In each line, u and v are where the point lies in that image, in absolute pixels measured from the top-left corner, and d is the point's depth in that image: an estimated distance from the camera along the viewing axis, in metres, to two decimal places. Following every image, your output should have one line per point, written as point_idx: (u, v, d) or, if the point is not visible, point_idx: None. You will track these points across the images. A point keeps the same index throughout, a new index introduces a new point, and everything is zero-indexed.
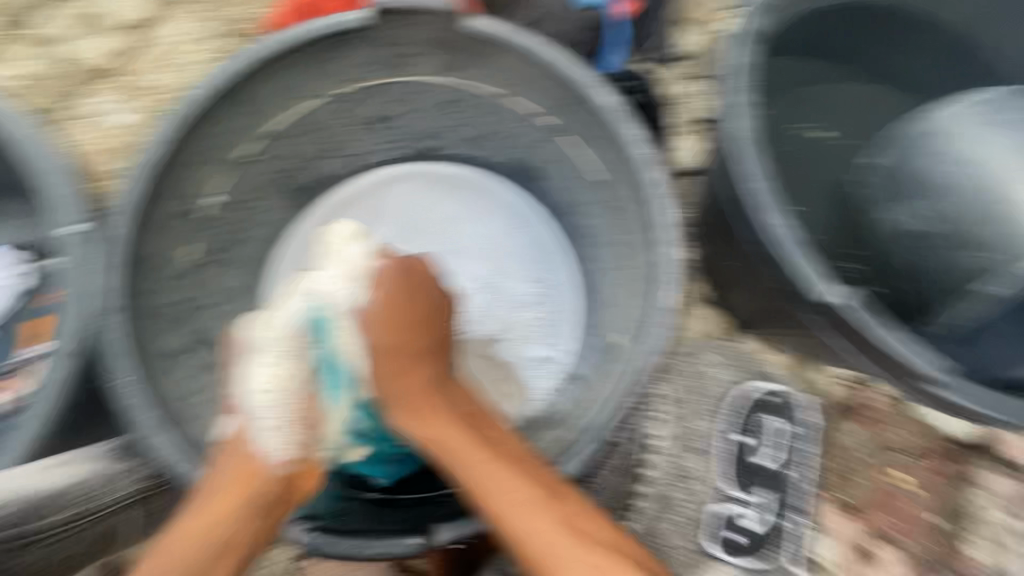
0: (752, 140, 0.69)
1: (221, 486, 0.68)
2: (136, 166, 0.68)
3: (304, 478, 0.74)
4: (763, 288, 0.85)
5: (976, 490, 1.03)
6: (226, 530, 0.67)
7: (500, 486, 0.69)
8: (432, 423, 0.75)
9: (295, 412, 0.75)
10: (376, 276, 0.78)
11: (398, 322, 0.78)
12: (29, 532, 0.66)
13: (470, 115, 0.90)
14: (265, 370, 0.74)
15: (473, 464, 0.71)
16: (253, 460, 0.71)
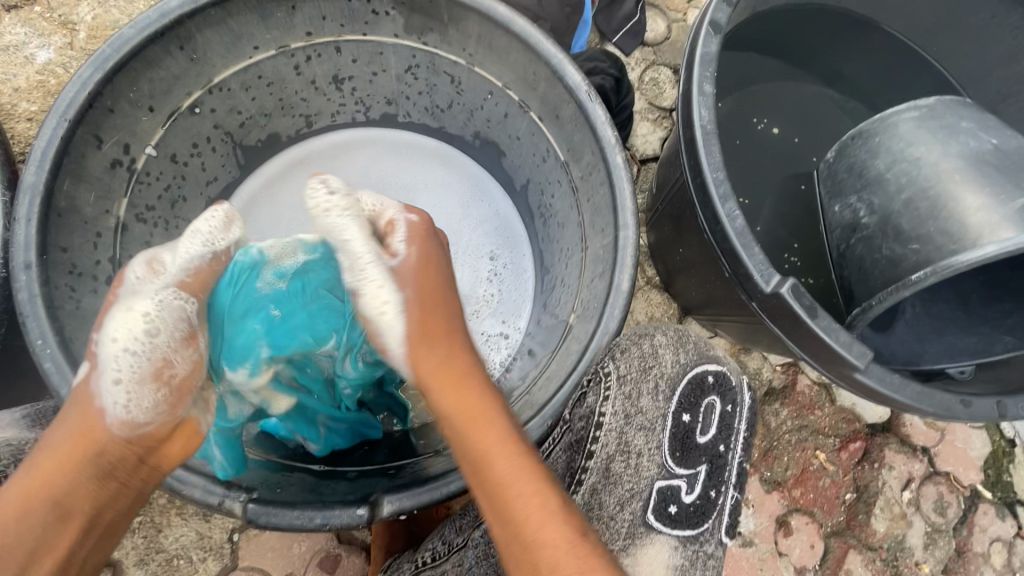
0: (707, 129, 0.71)
1: (58, 439, 0.52)
2: (53, 107, 0.61)
3: (172, 436, 0.55)
4: (709, 274, 0.89)
5: (879, 468, 1.14)
6: (61, 496, 0.51)
7: (524, 489, 0.53)
8: (468, 394, 0.57)
9: (155, 378, 0.53)
10: (410, 231, 0.63)
11: (430, 281, 0.61)
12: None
13: (429, 83, 0.87)
14: (122, 322, 0.52)
15: (499, 460, 0.54)
16: (93, 416, 0.52)
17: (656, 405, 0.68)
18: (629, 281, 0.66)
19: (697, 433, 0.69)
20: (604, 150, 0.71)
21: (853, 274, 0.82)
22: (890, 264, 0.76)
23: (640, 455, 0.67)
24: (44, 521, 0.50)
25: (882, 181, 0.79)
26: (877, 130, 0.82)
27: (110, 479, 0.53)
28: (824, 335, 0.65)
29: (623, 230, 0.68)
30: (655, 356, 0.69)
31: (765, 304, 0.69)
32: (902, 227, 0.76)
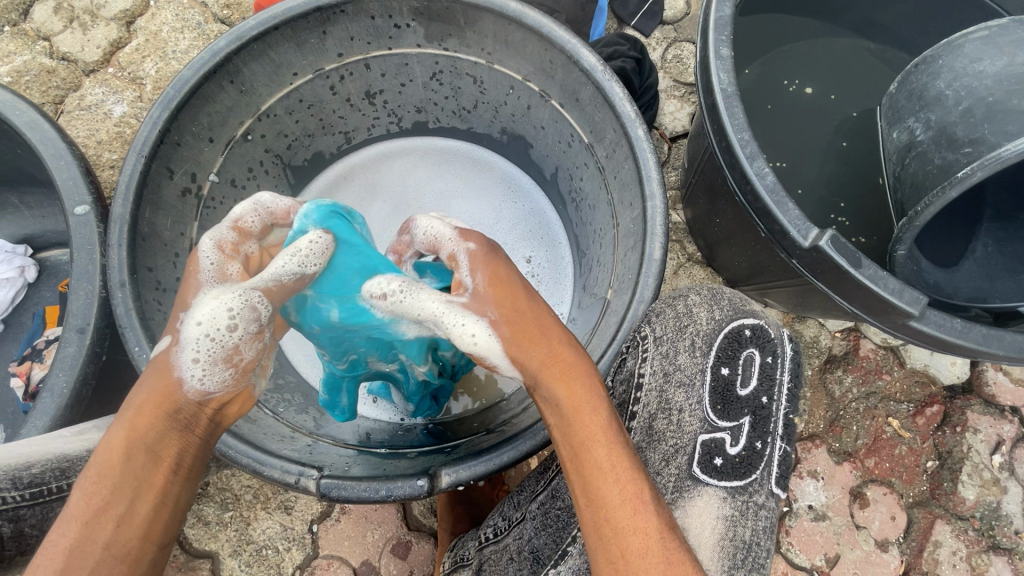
0: (728, 90, 0.71)
1: (136, 402, 0.54)
2: (132, 146, 0.70)
3: (236, 402, 0.59)
4: (748, 240, 0.88)
5: (962, 432, 1.06)
6: (152, 445, 0.52)
7: (620, 483, 0.51)
8: (578, 407, 0.54)
9: (230, 358, 0.57)
10: (470, 257, 0.63)
11: (509, 300, 0.60)
12: (58, 491, 0.59)
13: (453, 86, 0.92)
14: (209, 301, 0.57)
15: (600, 450, 0.52)
16: (172, 384, 0.55)
17: (694, 361, 0.65)
18: (661, 250, 0.67)
19: (737, 385, 0.63)
20: (624, 126, 0.72)
21: (908, 191, 0.80)
22: (943, 171, 0.74)
23: (681, 412, 0.63)
24: (139, 464, 0.51)
25: (942, 99, 0.75)
26: (942, 52, 0.76)
27: (190, 429, 0.55)
28: (870, 284, 0.63)
29: (650, 201, 0.69)
30: (689, 313, 0.66)
31: (805, 258, 0.68)
32: (956, 135, 0.73)
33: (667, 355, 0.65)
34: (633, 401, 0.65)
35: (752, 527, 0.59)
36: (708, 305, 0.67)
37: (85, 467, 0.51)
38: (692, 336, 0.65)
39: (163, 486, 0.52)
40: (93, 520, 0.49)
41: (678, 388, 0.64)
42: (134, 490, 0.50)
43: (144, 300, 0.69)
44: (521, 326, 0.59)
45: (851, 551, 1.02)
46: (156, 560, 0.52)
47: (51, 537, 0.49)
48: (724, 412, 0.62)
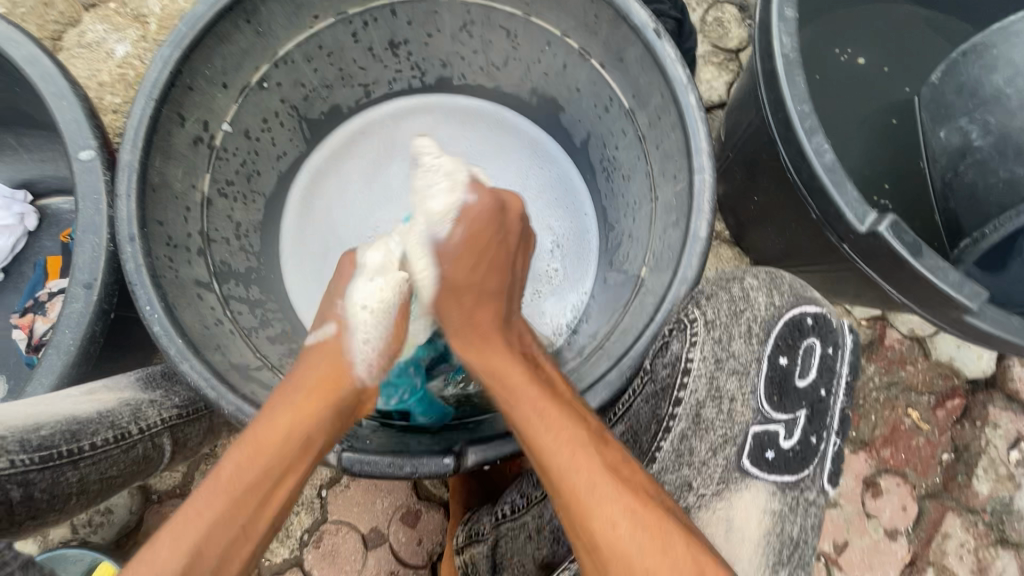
0: (790, 58, 0.65)
1: (308, 385, 0.61)
2: (142, 88, 0.64)
3: (374, 400, 0.65)
4: (786, 222, 0.84)
5: (982, 426, 1.05)
6: (310, 433, 0.58)
7: (554, 429, 0.56)
8: (495, 363, 0.63)
9: (390, 336, 0.69)
10: (463, 212, 0.71)
11: (472, 256, 0.70)
12: (68, 454, 0.56)
13: (484, 40, 0.85)
14: (369, 291, 0.68)
15: (546, 433, 0.55)
16: (340, 370, 0.63)
17: (749, 349, 0.62)
18: (707, 228, 0.63)
19: (796, 376, 0.61)
20: (675, 91, 0.67)
21: (962, 205, 0.74)
22: (1011, 186, 0.68)
23: (733, 401, 0.61)
24: (293, 452, 0.57)
25: (999, 99, 0.68)
26: (996, 41, 0.69)
27: (341, 418, 0.61)
28: (927, 274, 0.60)
29: (698, 174, 0.64)
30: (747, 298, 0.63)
31: (861, 244, 0.64)
32: (1023, 145, 0.67)
33: (717, 341, 0.62)
34: (679, 388, 0.61)
35: (799, 524, 0.60)
36: (768, 291, 0.63)
37: (241, 445, 0.55)
38: (749, 322, 0.62)
39: (306, 472, 0.58)
40: (246, 491, 0.54)
41: (730, 375, 0.62)
42: (284, 470, 0.56)
43: (156, 256, 0.64)
44: (459, 311, 0.69)
45: (859, 539, 1.02)
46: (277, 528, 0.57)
47: (195, 504, 0.53)
48: (780, 402, 0.61)
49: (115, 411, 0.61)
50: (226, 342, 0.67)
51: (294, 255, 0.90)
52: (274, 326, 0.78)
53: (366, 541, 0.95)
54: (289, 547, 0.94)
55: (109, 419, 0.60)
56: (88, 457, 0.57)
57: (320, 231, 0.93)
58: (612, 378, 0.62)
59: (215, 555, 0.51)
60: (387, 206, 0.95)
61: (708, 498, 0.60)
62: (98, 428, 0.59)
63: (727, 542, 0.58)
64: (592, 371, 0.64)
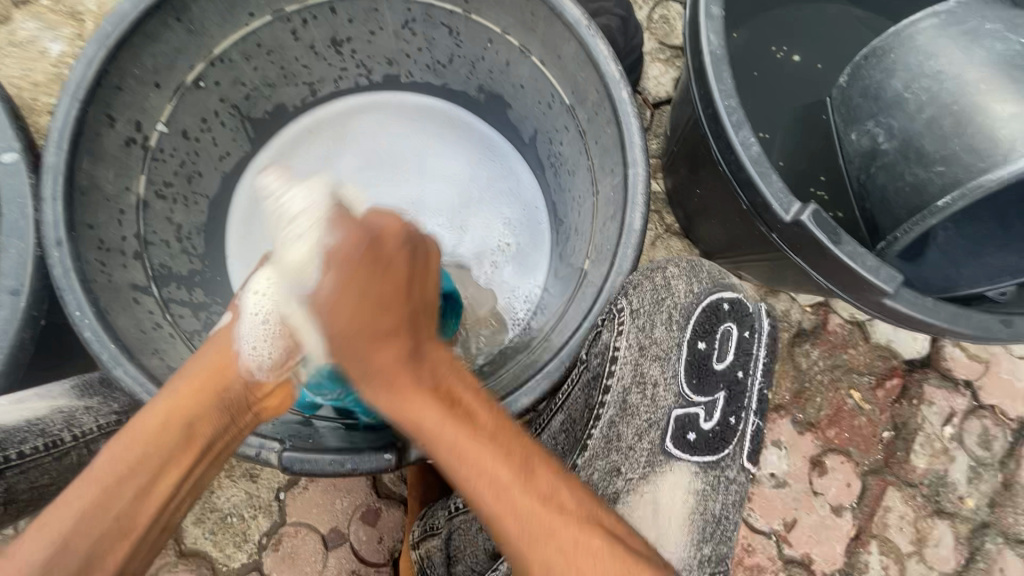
0: (716, 54, 0.67)
1: (195, 372, 0.58)
2: (64, 88, 0.62)
3: (273, 394, 0.61)
4: (726, 213, 0.87)
5: (918, 404, 1.11)
6: (192, 421, 0.55)
7: (478, 471, 0.48)
8: (407, 403, 0.52)
9: (277, 352, 0.61)
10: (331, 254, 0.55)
11: (360, 297, 0.53)
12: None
13: (427, 38, 0.86)
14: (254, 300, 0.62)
15: (474, 479, 0.48)
16: (229, 358, 0.59)
17: (670, 335, 0.66)
18: (641, 220, 0.65)
19: (713, 359, 0.66)
20: (608, 87, 0.68)
21: (877, 208, 0.76)
22: (917, 190, 0.71)
23: (656, 386, 0.64)
24: (174, 441, 0.54)
25: (901, 102, 0.72)
26: (893, 45, 0.74)
27: (230, 414, 0.58)
28: (849, 261, 0.63)
29: (632, 168, 0.66)
30: (668, 286, 0.66)
31: (786, 233, 0.67)
32: (924, 149, 0.70)
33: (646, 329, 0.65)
34: (607, 375, 0.63)
35: (721, 501, 0.65)
36: (688, 279, 0.66)
37: (115, 444, 0.53)
38: (669, 310, 0.66)
39: (191, 464, 0.55)
40: (118, 481, 0.51)
41: (654, 361, 0.64)
42: (162, 462, 0.54)
43: (86, 261, 0.62)
44: (357, 347, 0.53)
45: (807, 516, 1.06)
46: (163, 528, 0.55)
47: (71, 493, 0.51)
48: (699, 386, 0.65)
49: (46, 418, 0.59)
50: (164, 346, 0.66)
51: (241, 254, 0.89)
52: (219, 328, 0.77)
53: (325, 542, 0.94)
54: (247, 551, 0.93)
55: (40, 427, 0.58)
56: (15, 467, 0.56)
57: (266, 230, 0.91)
58: (552, 369, 0.63)
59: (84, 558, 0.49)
60: None
61: (636, 482, 0.63)
62: (26, 436, 0.56)
63: (657, 523, 0.61)
64: (534, 361, 0.66)
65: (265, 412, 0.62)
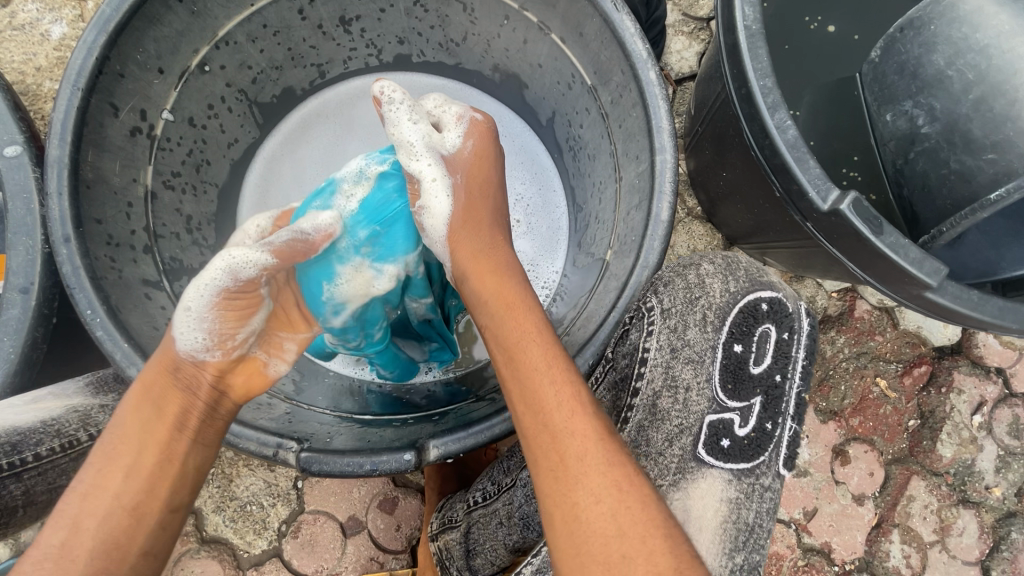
0: (752, 30, 0.63)
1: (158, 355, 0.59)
2: (66, 77, 0.60)
3: (236, 373, 0.60)
4: (754, 197, 0.83)
5: (947, 392, 1.08)
6: (156, 399, 0.56)
7: (550, 372, 0.54)
8: (496, 295, 0.60)
9: (216, 321, 0.57)
10: (470, 127, 0.70)
11: (480, 182, 0.68)
12: (10, 467, 0.55)
13: (440, 15, 0.81)
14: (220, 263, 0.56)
15: (543, 377, 0.54)
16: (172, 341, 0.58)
17: (704, 338, 0.63)
18: (668, 211, 0.61)
19: (750, 363, 0.62)
20: (634, 67, 0.64)
21: (915, 194, 0.72)
22: (961, 178, 0.66)
23: (688, 391, 0.62)
24: (145, 419, 0.55)
25: (943, 80, 0.66)
26: (933, 16, 0.67)
27: (193, 392, 0.57)
28: (890, 253, 0.59)
29: (660, 155, 0.63)
30: (702, 284, 0.63)
31: (823, 222, 0.63)
32: (972, 132, 0.64)
33: (676, 332, 0.62)
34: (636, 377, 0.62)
35: (755, 509, 0.61)
36: (723, 278, 0.63)
37: (103, 437, 0.55)
38: (703, 311, 0.63)
39: (168, 442, 0.55)
40: (108, 462, 0.53)
41: (686, 364, 0.62)
42: (142, 443, 0.54)
43: (95, 257, 0.61)
44: (487, 279, 0.62)
45: (828, 505, 1.05)
46: (171, 503, 0.55)
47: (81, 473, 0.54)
48: (735, 390, 0.61)
49: (64, 417, 0.59)
50: None
51: None
52: None
53: (345, 529, 0.95)
54: (267, 538, 0.94)
55: (55, 428, 0.59)
56: (32, 470, 0.57)
57: None
58: (577, 368, 0.60)
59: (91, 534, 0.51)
60: None
61: (665, 488, 0.61)
62: (42, 438, 0.57)
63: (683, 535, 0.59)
64: None
65: (235, 391, 0.61)
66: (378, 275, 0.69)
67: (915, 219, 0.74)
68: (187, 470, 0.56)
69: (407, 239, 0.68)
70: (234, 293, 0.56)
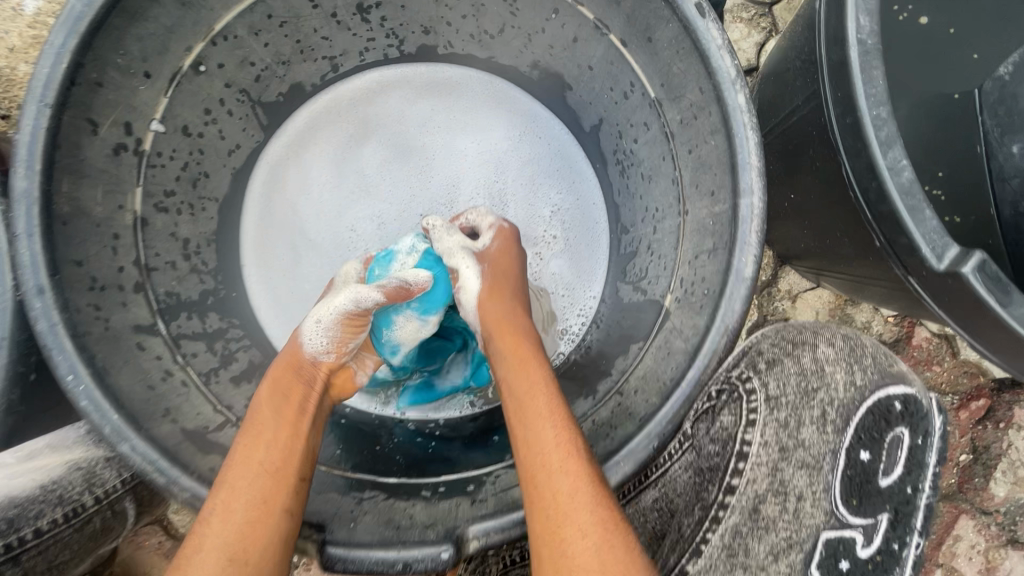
0: (866, 45, 0.51)
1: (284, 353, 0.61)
2: (31, 90, 0.49)
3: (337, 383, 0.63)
4: (827, 226, 0.73)
5: (1005, 428, 0.99)
6: (280, 391, 0.57)
7: (551, 422, 0.53)
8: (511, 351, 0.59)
9: (335, 334, 0.60)
10: (500, 231, 0.72)
11: (506, 274, 0.67)
12: (9, 547, 0.55)
13: (476, 3, 0.69)
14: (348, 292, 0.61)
15: (546, 423, 0.53)
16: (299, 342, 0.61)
17: (823, 438, 0.62)
18: (753, 266, 0.52)
19: (879, 474, 0.59)
20: (718, 87, 0.53)
21: None
22: None
23: (803, 502, 0.61)
24: (274, 406, 0.55)
25: None
26: None
27: (311, 389, 0.58)
28: (1020, 327, 0.49)
29: (745, 197, 0.52)
30: (827, 379, 0.63)
31: (934, 282, 0.53)
32: None
33: (783, 424, 0.64)
34: (733, 474, 0.64)
35: None
36: (848, 369, 0.63)
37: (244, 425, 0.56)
38: (823, 406, 0.63)
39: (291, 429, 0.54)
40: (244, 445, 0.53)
41: (798, 468, 0.62)
42: (274, 425, 0.54)
43: (76, 307, 0.51)
44: (504, 336, 0.61)
45: None
46: (301, 488, 0.52)
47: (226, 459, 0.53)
48: (859, 505, 0.60)
49: (63, 480, 0.57)
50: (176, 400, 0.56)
51: (259, 263, 0.77)
52: (239, 360, 0.67)
53: None
54: None
55: (57, 494, 0.57)
56: (32, 549, 0.57)
57: (287, 234, 0.79)
58: (637, 449, 0.52)
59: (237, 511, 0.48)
60: (367, 200, 0.81)
61: None
62: (42, 508, 0.56)
63: None
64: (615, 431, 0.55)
65: (334, 391, 0.63)
66: (424, 321, 0.70)
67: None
68: (312, 457, 0.54)
69: (442, 294, 0.70)
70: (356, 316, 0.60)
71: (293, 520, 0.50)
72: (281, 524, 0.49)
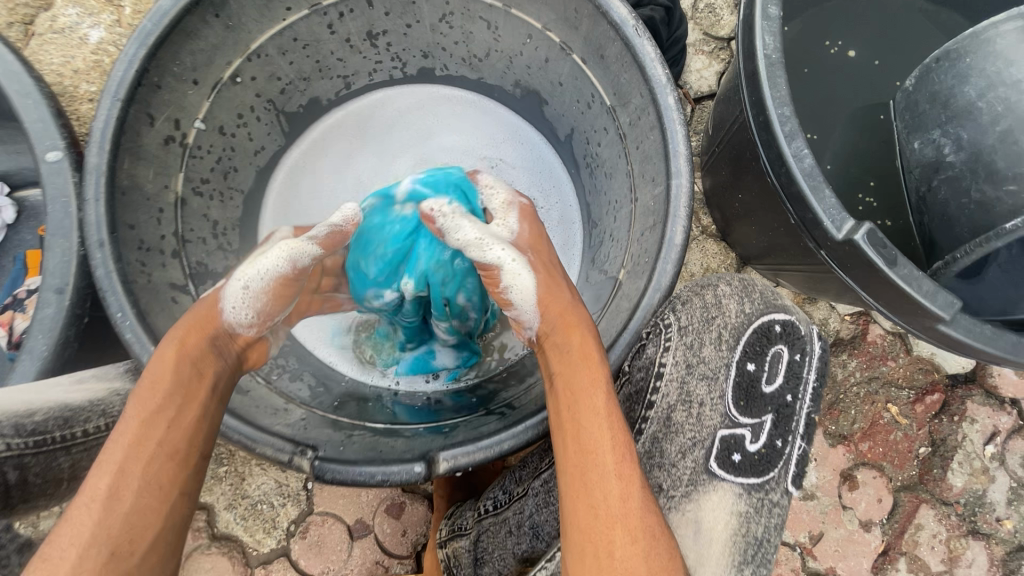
0: (771, 58, 0.64)
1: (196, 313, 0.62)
2: (107, 88, 0.63)
3: (250, 349, 0.66)
4: (766, 218, 0.84)
5: (959, 421, 1.06)
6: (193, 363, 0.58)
7: (589, 405, 0.56)
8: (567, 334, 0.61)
9: (266, 299, 0.66)
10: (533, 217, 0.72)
11: (548, 258, 0.68)
12: (61, 440, 0.59)
13: (465, 31, 0.83)
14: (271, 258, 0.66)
15: (590, 400, 0.56)
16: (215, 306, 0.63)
17: (719, 354, 0.70)
18: (682, 235, 0.63)
19: (761, 381, 0.70)
20: (653, 92, 0.65)
21: (936, 223, 0.72)
22: (983, 210, 0.66)
23: (702, 405, 0.69)
24: (172, 391, 0.56)
25: (973, 112, 0.66)
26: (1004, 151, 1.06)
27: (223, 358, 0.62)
28: (904, 284, 0.59)
29: (676, 179, 0.64)
30: (720, 305, 0.72)
31: (838, 252, 0.63)
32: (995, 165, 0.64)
33: (690, 346, 0.70)
34: (652, 391, 0.69)
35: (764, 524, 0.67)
36: (738, 298, 0.72)
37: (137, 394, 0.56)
38: (717, 329, 0.71)
39: (199, 405, 0.57)
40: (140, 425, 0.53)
41: (699, 380, 0.70)
42: (179, 403, 0.56)
43: (127, 262, 0.64)
44: (556, 314, 0.62)
45: (834, 530, 1.04)
46: (199, 466, 0.56)
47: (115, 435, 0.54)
48: (747, 406, 0.70)
49: (106, 398, 0.63)
50: None
51: None
52: None
53: (351, 532, 0.96)
54: (276, 537, 0.95)
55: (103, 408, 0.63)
56: (80, 444, 0.61)
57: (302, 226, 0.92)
58: None
59: (125, 501, 0.50)
60: None
61: (678, 498, 0.67)
62: (90, 415, 0.61)
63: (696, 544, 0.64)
64: None
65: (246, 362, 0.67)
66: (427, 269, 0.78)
67: (934, 247, 0.74)
68: (213, 439, 0.58)
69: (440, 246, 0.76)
70: (289, 277, 0.67)
71: (185, 503, 0.53)
72: (176, 505, 0.53)
